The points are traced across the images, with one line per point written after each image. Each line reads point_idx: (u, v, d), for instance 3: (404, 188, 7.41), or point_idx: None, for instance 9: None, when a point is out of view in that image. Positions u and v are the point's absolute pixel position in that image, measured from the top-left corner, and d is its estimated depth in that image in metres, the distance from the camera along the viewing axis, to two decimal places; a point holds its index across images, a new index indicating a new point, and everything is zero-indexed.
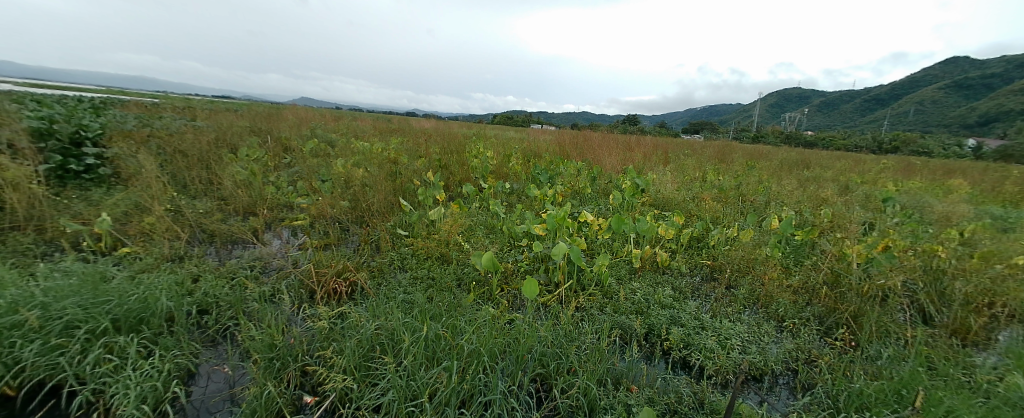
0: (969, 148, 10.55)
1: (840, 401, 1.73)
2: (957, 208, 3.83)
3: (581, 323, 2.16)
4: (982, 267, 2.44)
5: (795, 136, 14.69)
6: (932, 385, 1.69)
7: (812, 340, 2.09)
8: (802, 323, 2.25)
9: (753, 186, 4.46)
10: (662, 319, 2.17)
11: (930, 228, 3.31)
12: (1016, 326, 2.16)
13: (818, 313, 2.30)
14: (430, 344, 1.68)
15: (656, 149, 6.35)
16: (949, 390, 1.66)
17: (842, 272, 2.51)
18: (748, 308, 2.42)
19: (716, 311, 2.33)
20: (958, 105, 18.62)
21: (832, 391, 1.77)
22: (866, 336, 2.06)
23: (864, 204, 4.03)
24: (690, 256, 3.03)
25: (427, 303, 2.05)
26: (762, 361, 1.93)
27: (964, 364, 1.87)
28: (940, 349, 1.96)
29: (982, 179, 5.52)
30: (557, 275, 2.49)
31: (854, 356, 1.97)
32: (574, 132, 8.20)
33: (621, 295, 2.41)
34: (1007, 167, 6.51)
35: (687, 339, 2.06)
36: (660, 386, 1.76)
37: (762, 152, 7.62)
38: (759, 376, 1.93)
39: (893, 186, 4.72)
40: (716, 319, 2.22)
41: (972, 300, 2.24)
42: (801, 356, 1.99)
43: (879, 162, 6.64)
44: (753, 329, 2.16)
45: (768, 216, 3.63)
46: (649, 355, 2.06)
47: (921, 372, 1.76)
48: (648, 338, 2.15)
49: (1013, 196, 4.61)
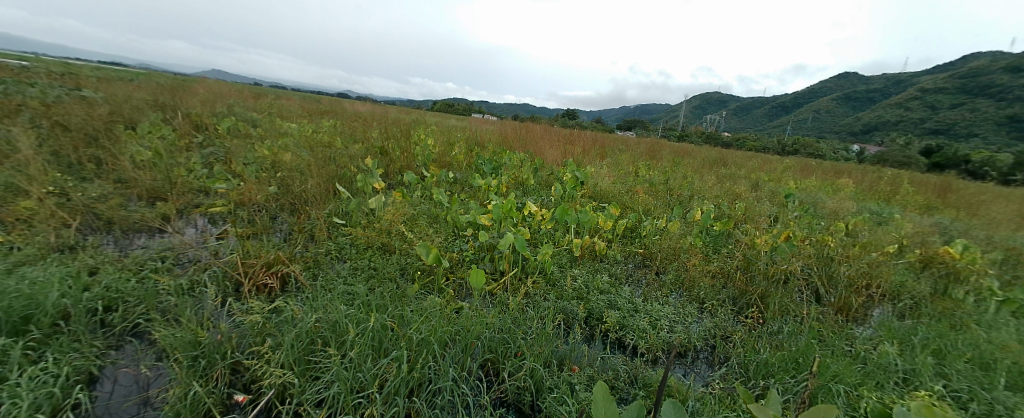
0: (853, 153, 12.33)
1: (748, 370, 2.00)
2: (842, 204, 4.50)
3: (527, 309, 2.27)
4: (856, 255, 2.94)
5: (714, 135, 16.15)
6: (822, 353, 2.01)
7: (726, 319, 2.39)
8: (718, 304, 2.55)
9: (680, 180, 4.86)
10: (601, 303, 2.34)
11: (822, 221, 3.87)
12: (886, 304, 2.65)
13: (732, 295, 2.63)
14: (376, 334, 1.65)
15: (594, 143, 6.67)
16: (835, 357, 1.99)
17: (753, 259, 2.90)
18: (674, 292, 2.69)
19: (648, 295, 2.57)
20: (847, 115, 21.66)
21: (743, 363, 2.04)
22: (769, 315, 2.40)
23: (771, 198, 4.59)
24: (625, 245, 3.28)
25: (370, 294, 2.02)
26: (687, 338, 2.17)
27: (847, 336, 2.24)
28: (829, 324, 2.33)
29: (863, 179, 6.53)
30: (503, 264, 2.58)
31: (761, 332, 2.28)
32: (517, 123, 8.30)
33: (562, 282, 2.56)
34: (881, 170, 7.73)
35: (624, 322, 2.23)
36: (599, 365, 1.90)
37: (687, 149, 8.30)
38: (684, 351, 2.16)
39: (794, 184, 5.41)
40: (648, 303, 2.44)
41: (854, 282, 2.72)
42: (718, 333, 2.26)
43: (784, 162, 7.58)
44: (679, 311, 2.40)
45: (692, 209, 4.01)
46: (589, 338, 2.21)
47: (813, 343, 2.08)
48: (588, 321, 2.31)
49: (885, 194, 5.51)
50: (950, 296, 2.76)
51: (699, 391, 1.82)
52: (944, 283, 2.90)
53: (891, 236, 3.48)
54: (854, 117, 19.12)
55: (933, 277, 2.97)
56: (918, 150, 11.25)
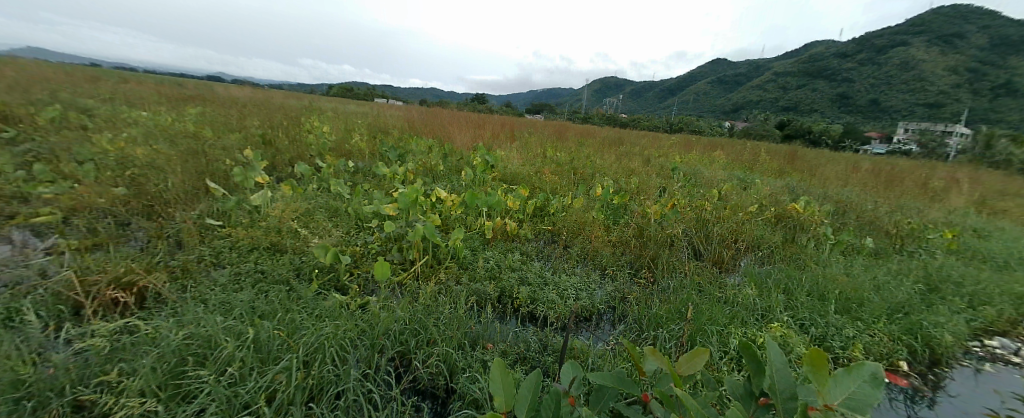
0: (726, 130, 14.31)
1: (642, 324, 2.23)
2: (714, 173, 5.23)
3: (439, 295, 2.25)
4: (723, 217, 3.46)
5: (613, 117, 17.51)
6: (699, 301, 2.33)
7: (625, 282, 2.64)
8: (619, 269, 2.80)
9: (583, 160, 5.20)
10: (513, 281, 2.43)
11: (699, 189, 4.46)
12: (749, 254, 3.16)
13: (630, 260, 2.91)
14: (264, 345, 1.54)
15: (503, 126, 6.80)
16: (710, 302, 2.33)
17: (644, 227, 3.24)
18: (580, 262, 2.89)
19: (556, 268, 2.73)
20: (723, 97, 24.99)
21: (638, 319, 2.27)
22: (658, 275, 2.71)
23: (659, 172, 5.14)
24: (535, 224, 3.43)
25: (256, 301, 1.83)
26: (590, 304, 2.36)
27: (720, 284, 2.64)
28: (706, 275, 2.72)
29: (732, 151, 7.65)
30: (412, 253, 2.53)
31: (652, 290, 2.56)
32: (425, 109, 8.04)
33: (474, 265, 2.59)
34: (745, 143, 9.12)
35: (533, 296, 2.34)
36: (512, 339, 1.97)
37: (590, 131, 8.90)
38: (589, 316, 2.35)
39: (679, 158, 6.13)
40: (556, 275, 2.60)
41: (725, 239, 3.20)
42: (617, 296, 2.49)
43: (670, 139, 8.55)
44: (584, 279, 2.60)
45: (594, 185, 4.32)
46: (502, 317, 2.28)
47: (693, 294, 2.41)
48: (501, 299, 2.38)
49: (747, 163, 6.52)
50: (792, 243, 3.39)
51: (601, 348, 2.00)
52: (791, 234, 3.55)
53: (749, 197, 4.15)
54: (727, 99, 22.16)
55: (780, 230, 3.61)
56: (773, 125, 13.47)
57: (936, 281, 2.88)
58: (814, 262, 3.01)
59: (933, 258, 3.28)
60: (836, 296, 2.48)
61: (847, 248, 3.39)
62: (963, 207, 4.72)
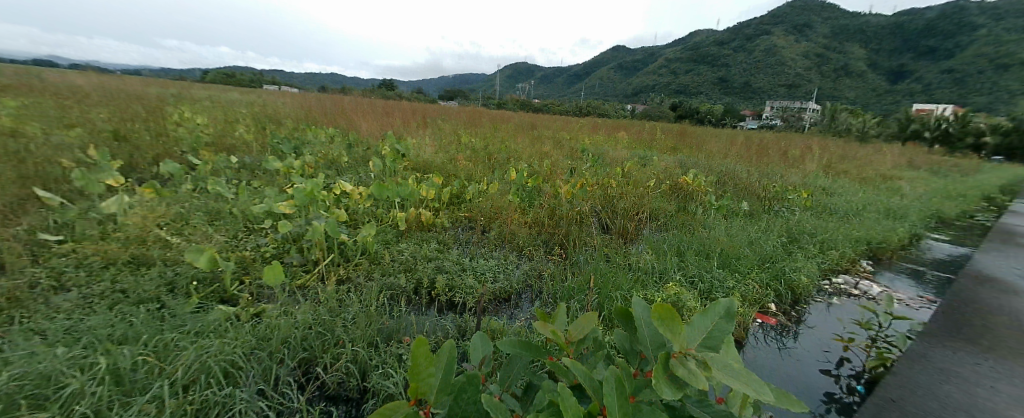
0: (630, 112, 15.52)
1: (556, 296, 2.33)
2: (618, 152, 5.65)
3: (348, 294, 2.10)
4: (626, 193, 3.76)
5: (528, 103, 17.96)
6: (605, 270, 2.51)
7: (540, 261, 2.74)
8: (535, 249, 2.90)
9: (498, 145, 5.25)
10: (429, 270, 2.38)
11: (605, 167, 4.78)
12: (650, 224, 3.47)
13: (545, 239, 3.03)
14: (127, 374, 1.28)
15: (414, 113, 6.58)
16: (615, 271, 2.52)
17: (556, 206, 3.38)
18: (499, 245, 2.92)
19: (474, 253, 2.72)
20: (628, 83, 26.95)
21: (553, 292, 2.36)
22: (571, 250, 2.86)
23: (570, 153, 5.39)
24: (452, 212, 3.39)
25: (112, 323, 1.51)
26: (508, 285, 2.40)
27: (624, 253, 2.87)
28: (612, 246, 2.94)
29: (634, 131, 8.33)
30: (315, 251, 2.33)
31: (565, 265, 2.69)
32: (326, 96, 7.42)
33: (386, 258, 2.47)
34: (645, 124, 9.99)
35: (450, 283, 2.31)
36: (429, 329, 1.89)
37: (505, 116, 9.02)
38: (507, 297, 2.39)
39: (587, 140, 6.50)
40: (473, 261, 2.60)
41: (628, 212, 3.49)
42: (534, 275, 2.57)
43: (580, 123, 9.04)
44: (501, 261, 2.64)
45: (508, 169, 4.39)
46: (419, 307, 2.21)
47: (601, 264, 2.57)
48: (417, 292, 2.31)
49: (647, 141, 7.14)
50: (685, 211, 3.80)
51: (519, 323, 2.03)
52: (683, 202, 3.98)
53: (647, 173, 4.57)
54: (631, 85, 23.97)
55: (674, 200, 4.03)
56: (670, 108, 14.89)
57: (792, 233, 3.45)
58: (702, 226, 3.41)
59: (789, 215, 3.93)
60: (718, 254, 2.85)
61: (727, 211, 3.91)
62: (811, 170, 5.71)
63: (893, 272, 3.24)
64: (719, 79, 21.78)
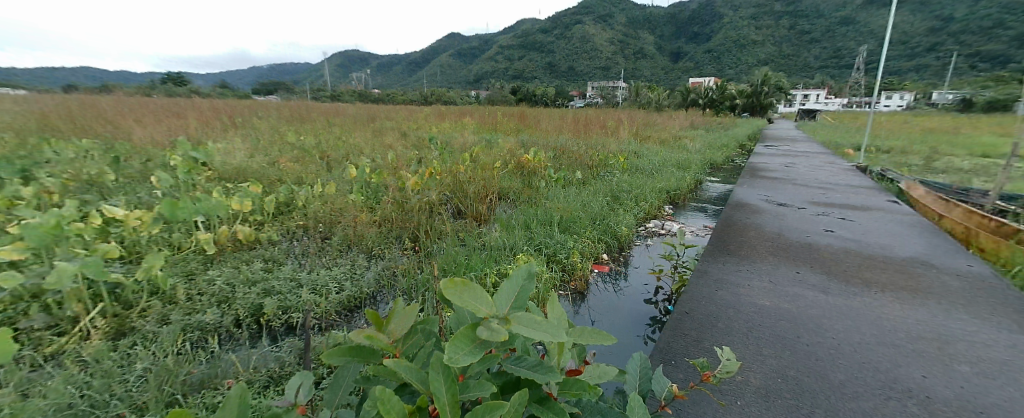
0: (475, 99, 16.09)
1: (410, 291, 2.02)
2: (465, 138, 5.75)
3: (124, 352, 1.41)
4: (474, 177, 3.78)
5: (369, 95, 17.04)
6: (462, 255, 2.33)
7: (395, 258, 2.42)
8: (385, 248, 2.61)
9: (333, 142, 4.79)
10: (253, 296, 1.80)
11: (453, 154, 4.78)
12: (500, 205, 3.57)
13: (397, 235, 2.82)
14: None
15: (216, 114, 5.58)
16: (470, 253, 2.38)
17: (403, 199, 3.18)
18: (344, 250, 2.56)
19: (314, 265, 2.26)
20: (475, 70, 27.80)
21: (406, 287, 2.04)
22: (425, 240, 2.65)
23: (416, 143, 5.24)
24: (281, 223, 2.86)
25: None
26: (358, 291, 2.00)
27: (478, 234, 2.78)
28: (464, 230, 2.87)
29: (480, 116, 8.64)
30: (71, 304, 1.46)
31: (420, 257, 2.41)
32: (77, 98, 5.62)
33: (188, 294, 1.80)
34: (489, 108, 10.49)
35: (282, 305, 1.81)
36: (254, 364, 1.39)
37: (343, 110, 8.28)
38: (359, 304, 1.98)
39: (435, 128, 6.47)
40: (313, 273, 2.11)
41: (478, 194, 3.51)
42: (387, 274, 2.21)
43: (425, 112, 8.97)
44: (349, 269, 2.22)
45: (347, 165, 4.00)
46: (235, 344, 1.61)
47: (459, 252, 2.34)
48: (240, 325, 1.73)
49: (492, 125, 7.50)
50: (531, 187, 4.03)
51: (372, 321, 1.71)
52: (526, 178, 4.24)
53: (490, 154, 4.75)
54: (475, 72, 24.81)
55: (519, 177, 4.26)
56: (515, 94, 15.82)
57: (614, 193, 4.02)
58: (543, 197, 3.68)
59: (612, 178, 4.57)
60: (559, 220, 3.08)
61: (564, 181, 4.33)
62: (625, 138, 6.80)
63: (689, 212, 4.06)
64: (552, 65, 24.22)
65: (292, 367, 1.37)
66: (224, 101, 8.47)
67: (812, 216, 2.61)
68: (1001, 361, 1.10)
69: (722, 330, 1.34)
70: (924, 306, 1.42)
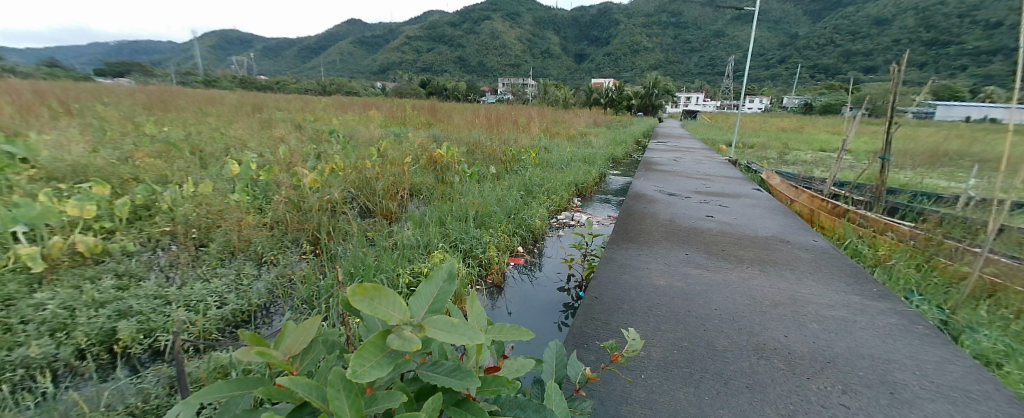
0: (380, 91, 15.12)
1: (312, 300, 1.69)
2: (372, 132, 5.33)
3: None
4: (383, 172, 3.48)
5: (252, 82, 14.91)
6: (369, 256, 2.05)
7: (291, 265, 2.01)
8: (280, 254, 2.14)
9: (206, 135, 4.07)
10: (103, 319, 1.29)
11: (357, 148, 4.38)
12: (412, 201, 3.35)
13: (294, 239, 2.34)
14: None
15: (32, 96, 4.31)
16: (378, 254, 2.09)
17: (299, 199, 2.66)
18: (227, 260, 2.00)
19: (187, 278, 1.72)
20: (380, 61, 26.19)
21: (306, 295, 1.70)
22: (326, 242, 2.25)
23: (314, 137, 4.69)
24: (138, 231, 2.10)
25: None
26: (247, 304, 1.61)
27: (387, 234, 2.51)
28: (374, 228, 2.57)
29: (386, 109, 8.12)
30: None
31: (322, 261, 2.05)
32: None
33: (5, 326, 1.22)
34: (397, 101, 9.93)
35: (145, 327, 1.34)
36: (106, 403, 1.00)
37: (218, 97, 7.07)
38: (246, 319, 1.59)
39: (336, 121, 5.89)
40: (186, 287, 1.62)
41: (388, 191, 3.21)
42: (282, 283, 1.81)
43: (323, 103, 8.13)
44: (233, 279, 1.76)
45: (226, 161, 3.40)
46: (78, 383, 1.16)
47: (365, 253, 2.06)
48: (82, 357, 1.23)
49: (400, 119, 7.10)
50: (443, 182, 3.88)
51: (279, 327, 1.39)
52: (438, 174, 4.07)
53: (399, 149, 4.45)
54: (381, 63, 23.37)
55: (431, 173, 4.06)
56: (423, 87, 15.24)
57: (527, 187, 4.10)
58: (457, 192, 3.56)
59: (525, 173, 4.66)
60: (474, 216, 3.00)
61: (478, 176, 4.27)
62: (535, 134, 7.00)
63: (595, 203, 4.33)
64: (462, 60, 23.94)
65: (160, 399, 1.01)
66: (39, 80, 6.58)
67: (696, 204, 2.95)
68: (839, 317, 1.34)
69: (628, 311, 1.43)
70: (782, 277, 1.67)
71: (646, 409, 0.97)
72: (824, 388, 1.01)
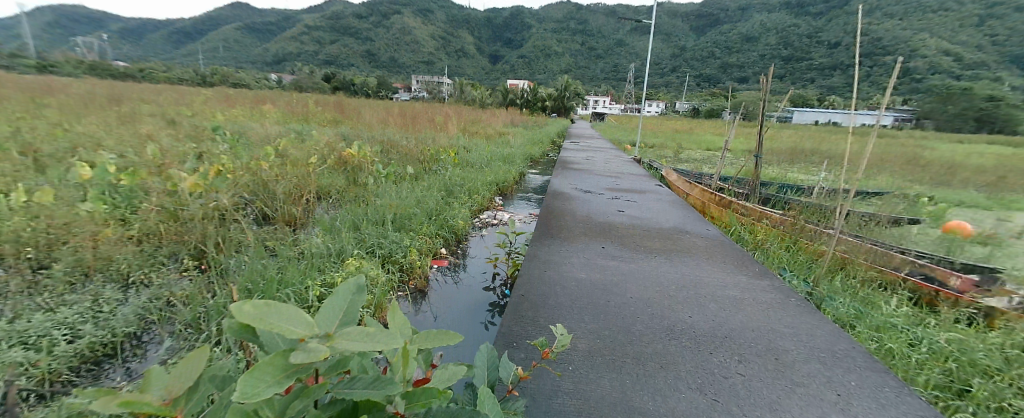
0: (276, 84, 13.47)
1: (199, 323, 1.40)
2: (268, 130, 4.69)
3: None
4: (283, 173, 3.06)
5: (100, 67, 12.13)
6: (270, 267, 1.77)
7: (168, 283, 1.60)
8: (154, 271, 1.68)
9: (32, 131, 3.18)
10: None
11: (251, 148, 3.81)
12: (320, 204, 3.02)
13: (171, 253, 1.85)
14: None
15: None
16: (280, 266, 1.81)
17: (176, 208, 2.09)
18: (81, 286, 1.52)
19: (20, 310, 1.29)
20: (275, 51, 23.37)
21: (190, 317, 1.40)
22: (214, 255, 1.82)
23: (193, 134, 3.97)
24: None
25: None
26: (110, 335, 1.27)
27: (292, 242, 2.18)
28: (277, 237, 2.22)
29: (284, 104, 7.24)
30: None
31: (210, 278, 1.67)
32: None
33: None
34: (296, 96, 8.93)
35: None
36: None
37: (47, 84, 5.59)
38: (111, 352, 1.27)
39: (221, 117, 5.07)
40: (14, 321, 1.22)
41: (290, 196, 2.82)
42: (158, 305, 1.44)
43: (201, 95, 6.95)
44: (82, 307, 1.34)
45: (65, 163, 2.69)
46: None
47: (265, 264, 1.77)
48: None
49: (302, 116, 6.40)
50: (355, 183, 3.58)
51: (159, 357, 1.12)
52: (351, 176, 3.73)
53: (303, 148, 3.98)
54: (275, 53, 20.85)
55: (341, 174, 3.71)
56: (328, 82, 13.98)
57: (447, 187, 4.00)
58: (372, 195, 3.30)
59: (444, 173, 4.54)
60: (393, 219, 2.83)
61: (395, 177, 4.03)
62: (453, 134, 6.89)
63: (515, 202, 4.41)
64: (372, 54, 22.53)
65: None
66: None
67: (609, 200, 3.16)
68: (730, 297, 1.54)
69: (554, 306, 1.46)
70: (683, 263, 1.87)
71: (574, 400, 0.99)
72: (722, 361, 1.15)
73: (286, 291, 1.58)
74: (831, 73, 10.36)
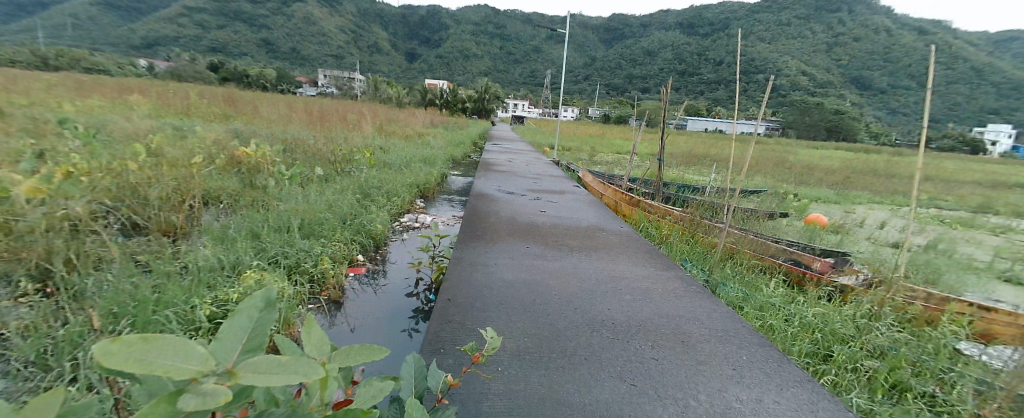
0: (143, 68, 11.22)
1: (45, 360, 1.10)
2: (136, 124, 3.88)
3: None
4: (158, 172, 2.54)
5: None
6: (143, 285, 1.45)
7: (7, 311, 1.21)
8: None
9: None
10: None
11: (111, 144, 3.10)
12: (208, 210, 2.58)
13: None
14: None
15: None
16: (159, 284, 1.50)
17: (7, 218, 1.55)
18: None
19: None
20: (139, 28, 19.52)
21: (31, 354, 1.09)
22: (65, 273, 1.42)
23: (21, 126, 3.11)
24: None
25: None
26: None
27: (172, 254, 1.81)
28: (151, 249, 1.81)
29: (155, 93, 6.06)
30: None
31: (62, 303, 1.31)
32: None
33: None
34: (172, 85, 7.56)
35: None
36: None
37: None
38: None
39: (64, 106, 4.05)
40: None
41: (169, 201, 2.34)
42: None
43: (31, 78, 5.48)
44: None
45: None
46: None
47: (137, 281, 1.45)
48: None
49: (180, 108, 5.43)
50: (253, 186, 3.15)
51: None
52: (249, 178, 3.26)
53: (184, 145, 3.36)
54: (141, 32, 17.43)
55: (236, 176, 3.21)
56: (215, 70, 12.11)
57: (363, 189, 3.74)
58: (276, 200, 2.93)
59: (359, 175, 4.24)
60: (300, 225, 2.54)
61: (301, 179, 3.65)
62: (368, 133, 6.49)
63: (437, 204, 4.30)
64: (270, 41, 20.12)
65: None
66: None
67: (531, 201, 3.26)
68: (642, 287, 1.69)
69: (480, 307, 1.46)
70: (600, 259, 2.01)
71: (505, 400, 1.00)
72: (639, 347, 1.26)
73: (164, 313, 1.33)
74: (720, 87, 12.70)
